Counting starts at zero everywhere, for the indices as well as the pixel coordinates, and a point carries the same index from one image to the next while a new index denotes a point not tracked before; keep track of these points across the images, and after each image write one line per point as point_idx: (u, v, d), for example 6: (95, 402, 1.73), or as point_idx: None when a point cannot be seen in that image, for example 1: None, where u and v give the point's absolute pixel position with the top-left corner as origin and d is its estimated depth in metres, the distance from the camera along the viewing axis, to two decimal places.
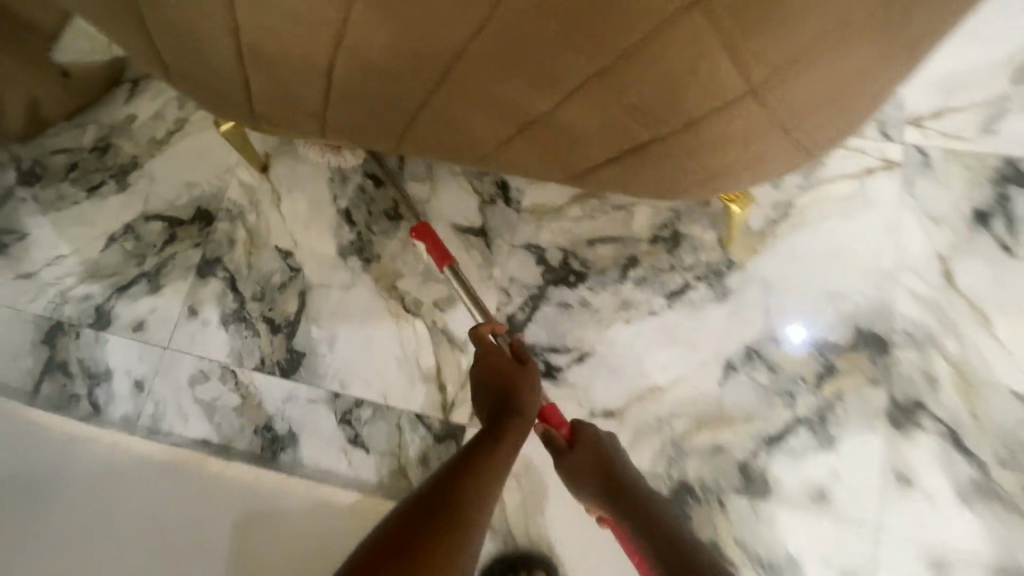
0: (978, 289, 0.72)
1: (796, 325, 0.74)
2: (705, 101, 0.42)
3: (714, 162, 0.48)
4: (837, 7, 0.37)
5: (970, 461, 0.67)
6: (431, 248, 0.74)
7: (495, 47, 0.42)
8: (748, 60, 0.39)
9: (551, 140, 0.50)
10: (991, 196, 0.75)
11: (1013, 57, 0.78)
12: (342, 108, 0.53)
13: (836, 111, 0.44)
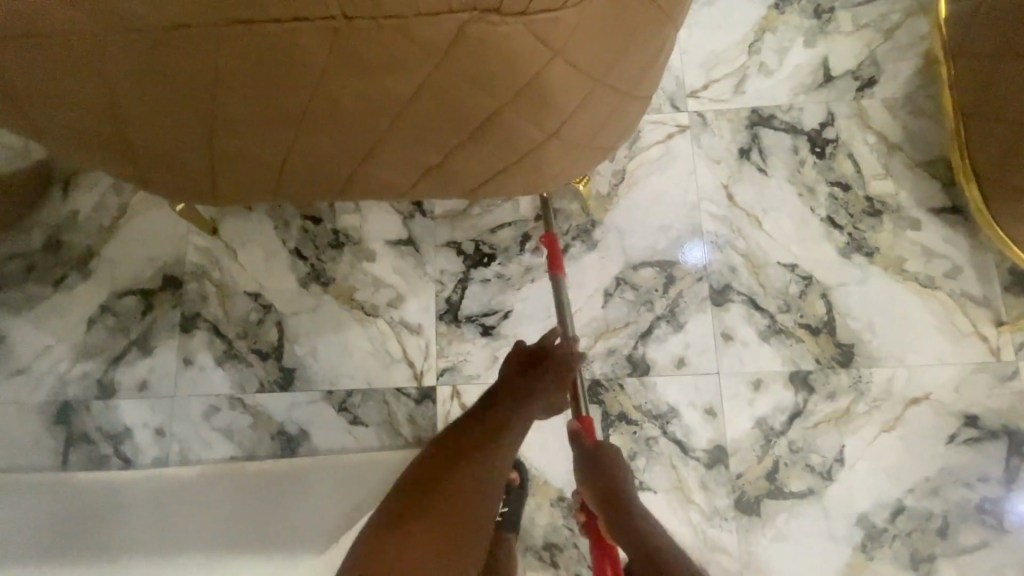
0: (750, 202, 1.07)
1: (698, 245, 1.06)
2: (528, 146, 0.69)
3: (548, 170, 0.75)
4: (584, 95, 0.62)
5: (763, 315, 1.03)
6: (550, 254, 0.90)
7: (392, 139, 0.66)
8: (544, 127, 0.65)
9: (445, 178, 0.75)
10: (748, 136, 1.10)
11: (743, 38, 1.14)
12: (295, 181, 0.76)
13: (609, 130, 0.72)
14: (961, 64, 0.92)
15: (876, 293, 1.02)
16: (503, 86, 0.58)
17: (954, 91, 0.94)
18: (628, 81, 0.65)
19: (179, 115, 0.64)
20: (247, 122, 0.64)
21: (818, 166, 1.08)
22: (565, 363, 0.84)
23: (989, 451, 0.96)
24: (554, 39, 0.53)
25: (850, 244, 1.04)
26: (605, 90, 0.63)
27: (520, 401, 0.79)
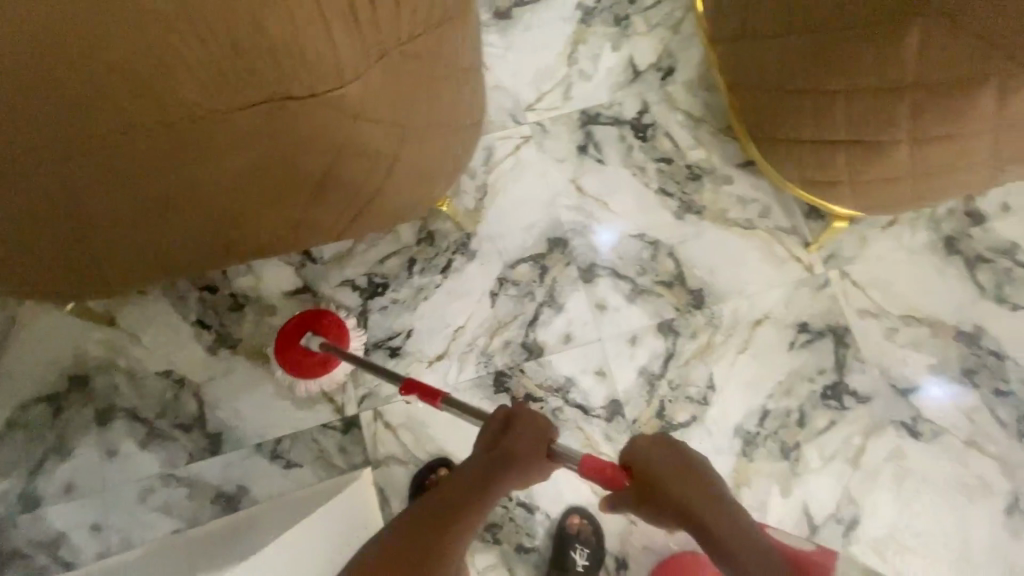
0: (596, 189, 1.25)
1: (609, 232, 1.22)
2: (373, 187, 0.80)
3: (400, 200, 0.87)
4: (399, 135, 0.74)
5: (625, 281, 1.20)
6: (420, 394, 0.91)
7: (252, 207, 0.76)
8: (380, 168, 0.77)
9: (313, 230, 0.86)
10: (582, 135, 1.28)
11: (562, 52, 1.32)
12: (176, 262, 0.84)
13: (438, 155, 0.85)
14: (725, 39, 1.06)
15: (711, 242, 1.22)
16: (328, 142, 0.68)
17: (718, 64, 1.11)
18: (435, 115, 0.78)
19: (47, 229, 0.71)
20: (111, 219, 0.71)
21: (644, 148, 1.27)
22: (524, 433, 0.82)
23: (821, 348, 1.18)
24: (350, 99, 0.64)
25: (682, 206, 1.24)
26: (416, 128, 0.76)
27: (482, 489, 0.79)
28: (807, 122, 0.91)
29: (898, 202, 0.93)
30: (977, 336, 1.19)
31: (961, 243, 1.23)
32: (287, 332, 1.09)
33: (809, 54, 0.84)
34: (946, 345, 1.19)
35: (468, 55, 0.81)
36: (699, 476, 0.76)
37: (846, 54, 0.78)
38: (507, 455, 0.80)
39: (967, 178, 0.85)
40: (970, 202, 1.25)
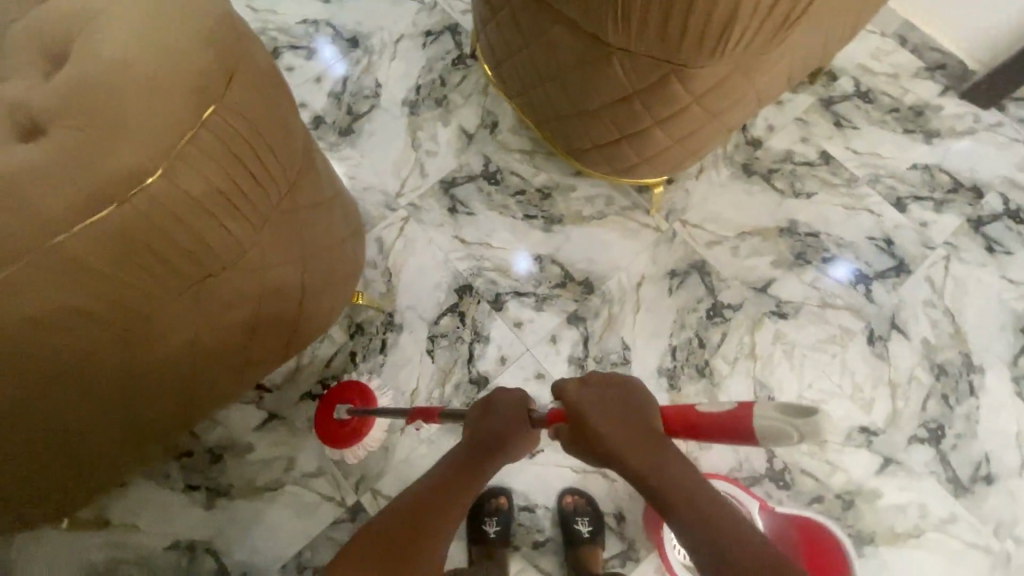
0: (477, 236, 1.50)
1: (524, 261, 1.48)
2: (297, 309, 1.03)
3: (318, 306, 1.10)
4: (303, 267, 0.97)
5: (528, 296, 1.45)
6: (422, 415, 1.10)
7: (217, 369, 0.95)
8: (296, 295, 0.99)
9: (263, 359, 1.06)
10: (448, 199, 1.54)
11: (405, 144, 1.60)
12: (162, 433, 1.00)
13: (335, 264, 1.08)
14: (516, 91, 1.34)
15: (580, 240, 1.50)
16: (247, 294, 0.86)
17: (521, 110, 1.39)
18: (323, 242, 1.01)
19: (62, 467, 0.84)
20: (108, 431, 0.85)
21: (499, 189, 1.55)
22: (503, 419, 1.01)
23: (693, 283, 1.47)
24: (255, 260, 0.83)
25: (547, 222, 1.52)
26: (313, 256, 0.99)
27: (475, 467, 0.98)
28: (595, 130, 1.20)
29: (689, 156, 1.23)
30: (794, 227, 1.54)
31: (753, 166, 1.60)
32: (321, 411, 1.27)
33: (574, 85, 1.12)
34: (776, 242, 1.52)
35: (329, 185, 1.01)
36: (634, 414, 0.88)
37: (595, 83, 1.07)
38: (492, 439, 1.00)
39: (721, 128, 1.15)
40: (745, 135, 1.63)
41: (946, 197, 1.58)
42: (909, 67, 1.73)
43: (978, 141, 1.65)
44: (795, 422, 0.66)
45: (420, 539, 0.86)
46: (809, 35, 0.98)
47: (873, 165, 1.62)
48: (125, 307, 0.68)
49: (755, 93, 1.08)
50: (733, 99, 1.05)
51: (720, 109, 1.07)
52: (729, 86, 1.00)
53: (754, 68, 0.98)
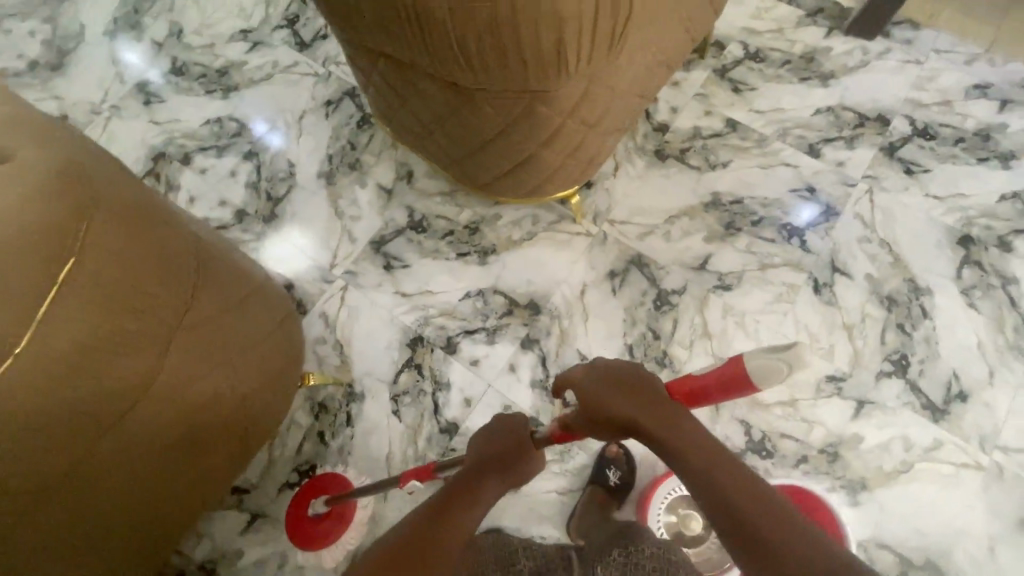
0: (417, 286, 1.52)
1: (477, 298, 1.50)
2: (237, 401, 1.05)
3: (260, 393, 1.13)
4: (230, 362, 1.00)
5: (479, 332, 1.46)
6: (417, 475, 1.13)
7: (168, 478, 0.97)
8: (232, 389, 1.02)
9: (218, 458, 1.08)
10: (381, 257, 1.56)
11: (329, 215, 1.63)
12: (128, 552, 1.01)
13: (265, 351, 1.11)
14: (409, 139, 1.36)
15: (516, 264, 1.52)
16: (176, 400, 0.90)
17: (420, 154, 1.41)
18: (244, 333, 1.05)
19: None
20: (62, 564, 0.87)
21: (429, 235, 1.57)
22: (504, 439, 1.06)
23: (634, 279, 1.49)
24: (171, 368, 0.86)
25: (481, 255, 1.54)
26: (238, 349, 1.02)
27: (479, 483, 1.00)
28: (487, 163, 1.23)
29: (584, 168, 1.29)
30: (718, 199, 1.56)
31: (665, 150, 1.63)
32: (296, 513, 1.29)
33: (454, 126, 1.15)
34: (705, 218, 1.54)
35: (238, 280, 1.05)
36: (640, 391, 0.87)
37: (469, 121, 1.10)
38: (494, 456, 1.05)
39: (604, 137, 1.21)
40: (651, 122, 1.67)
41: (855, 133, 1.62)
42: (790, 19, 1.78)
43: (872, 72, 1.69)
44: (778, 356, 0.65)
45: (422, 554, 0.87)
46: (655, 41, 1.05)
47: (779, 119, 1.66)
48: (40, 447, 0.70)
49: (624, 102, 1.14)
50: (605, 111, 1.11)
51: (595, 123, 1.13)
52: (596, 102, 1.06)
53: (612, 83, 1.04)
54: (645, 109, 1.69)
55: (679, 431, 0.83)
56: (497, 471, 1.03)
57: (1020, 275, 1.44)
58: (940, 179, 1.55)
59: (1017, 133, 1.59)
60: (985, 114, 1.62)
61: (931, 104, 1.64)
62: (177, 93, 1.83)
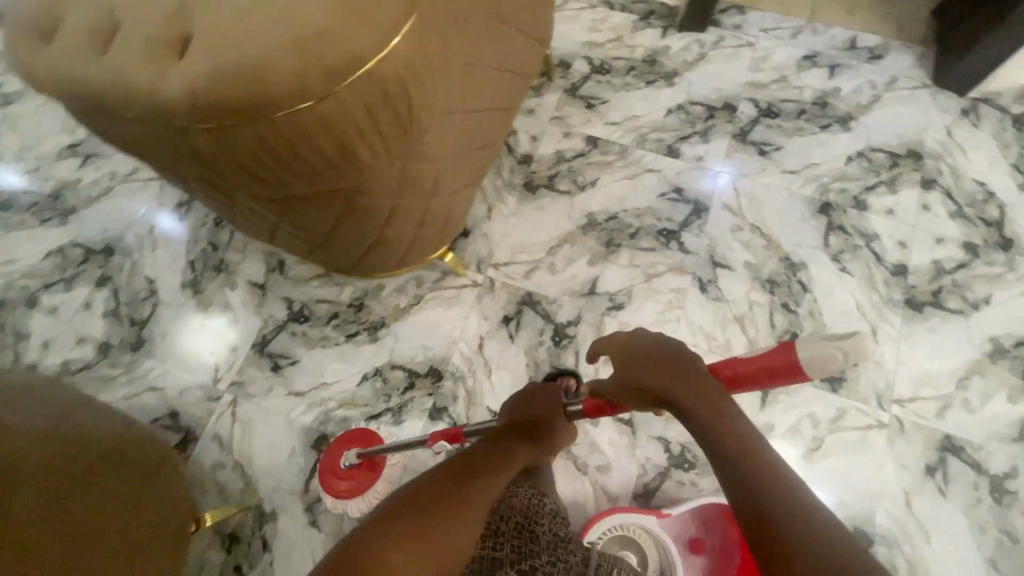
0: (311, 380, 1.44)
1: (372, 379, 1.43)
2: (115, 552, 0.93)
3: (140, 539, 1.00)
4: (84, 513, 0.89)
5: (384, 414, 1.40)
6: (446, 438, 1.13)
7: None
8: (102, 540, 0.91)
9: None
10: (267, 359, 1.47)
11: (202, 327, 1.52)
12: None
13: (129, 494, 1.00)
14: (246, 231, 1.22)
15: (409, 333, 1.47)
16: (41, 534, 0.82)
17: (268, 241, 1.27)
18: (98, 477, 0.95)
19: None
20: None
21: (312, 323, 1.49)
22: (536, 404, 1.11)
23: (528, 320, 1.47)
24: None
25: (371, 331, 1.48)
26: (93, 496, 0.92)
27: (509, 443, 1.03)
28: (332, 245, 1.13)
29: (449, 227, 1.29)
30: (593, 220, 1.57)
31: (534, 181, 1.62)
32: (328, 463, 1.29)
33: (284, 219, 1.04)
34: (584, 241, 1.54)
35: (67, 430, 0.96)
36: (679, 365, 0.81)
37: (299, 215, 1.01)
38: (524, 421, 1.09)
39: (456, 194, 1.23)
40: (514, 156, 1.66)
41: (708, 126, 1.66)
42: (626, 26, 1.82)
43: (711, 63, 1.75)
44: (838, 344, 0.62)
45: (439, 505, 0.83)
46: (473, 101, 1.06)
47: (635, 126, 1.68)
48: None
49: (464, 160, 1.16)
50: (448, 178, 1.12)
51: (444, 190, 1.14)
52: (438, 176, 1.07)
53: (447, 155, 1.05)
54: (506, 143, 1.67)
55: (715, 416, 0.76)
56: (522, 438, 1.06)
57: (879, 230, 1.51)
58: (792, 153, 1.61)
59: (849, 95, 1.68)
60: (819, 82, 1.70)
61: (770, 83, 1.71)
62: (8, 230, 1.66)
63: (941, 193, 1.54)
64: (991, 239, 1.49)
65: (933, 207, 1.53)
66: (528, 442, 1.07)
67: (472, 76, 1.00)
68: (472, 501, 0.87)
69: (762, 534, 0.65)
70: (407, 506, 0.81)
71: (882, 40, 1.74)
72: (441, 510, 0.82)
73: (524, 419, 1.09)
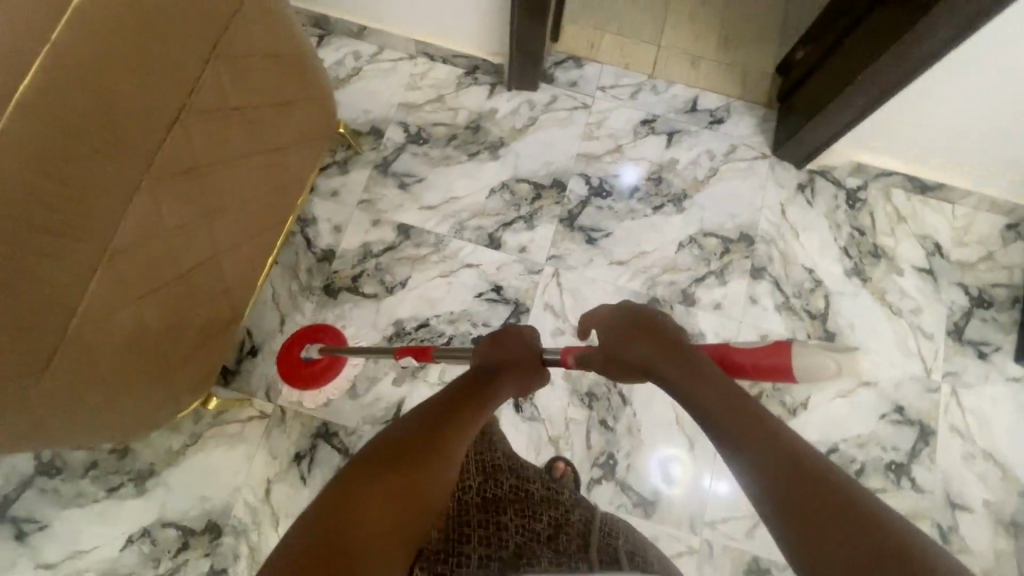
0: (64, 549, 1.24)
1: (138, 540, 1.25)
2: None
3: None
4: None
5: None
6: (414, 354, 1.10)
7: None
8: None
9: None
10: (8, 525, 1.24)
11: None
12: None
13: None
14: None
15: (185, 481, 1.29)
16: None
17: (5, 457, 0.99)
18: None
19: None
20: None
21: (66, 476, 1.28)
22: (522, 346, 0.98)
23: (322, 456, 1.31)
24: None
25: (138, 483, 1.28)
26: None
27: (493, 383, 0.92)
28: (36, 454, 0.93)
29: (212, 360, 1.14)
30: (401, 328, 1.39)
31: (335, 283, 1.42)
32: (290, 348, 1.33)
33: None
34: (389, 356, 1.37)
35: None
36: (667, 338, 0.86)
37: None
38: (503, 359, 0.96)
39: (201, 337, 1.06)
40: (313, 252, 1.44)
41: (533, 209, 1.49)
42: (448, 82, 1.59)
43: (540, 130, 1.56)
44: (836, 356, 0.63)
45: (419, 457, 0.74)
46: (162, 263, 0.88)
47: (455, 210, 1.48)
48: None
49: (189, 310, 0.99)
50: (163, 342, 0.96)
51: (165, 352, 0.98)
52: (133, 355, 0.91)
53: (134, 335, 0.89)
54: (304, 236, 1.45)
55: (709, 381, 0.77)
56: (509, 378, 0.95)
57: (705, 328, 1.42)
58: (621, 240, 1.48)
59: (686, 168, 1.54)
60: (655, 152, 1.55)
61: (603, 153, 1.54)
62: None
63: (769, 282, 1.45)
64: (815, 333, 1.42)
65: (761, 299, 1.44)
66: (507, 384, 0.95)
67: (130, 255, 0.81)
68: (451, 442, 0.79)
69: (780, 481, 0.61)
70: (387, 453, 0.73)
71: (724, 100, 1.60)
72: (421, 459, 0.74)
73: (505, 354, 0.97)
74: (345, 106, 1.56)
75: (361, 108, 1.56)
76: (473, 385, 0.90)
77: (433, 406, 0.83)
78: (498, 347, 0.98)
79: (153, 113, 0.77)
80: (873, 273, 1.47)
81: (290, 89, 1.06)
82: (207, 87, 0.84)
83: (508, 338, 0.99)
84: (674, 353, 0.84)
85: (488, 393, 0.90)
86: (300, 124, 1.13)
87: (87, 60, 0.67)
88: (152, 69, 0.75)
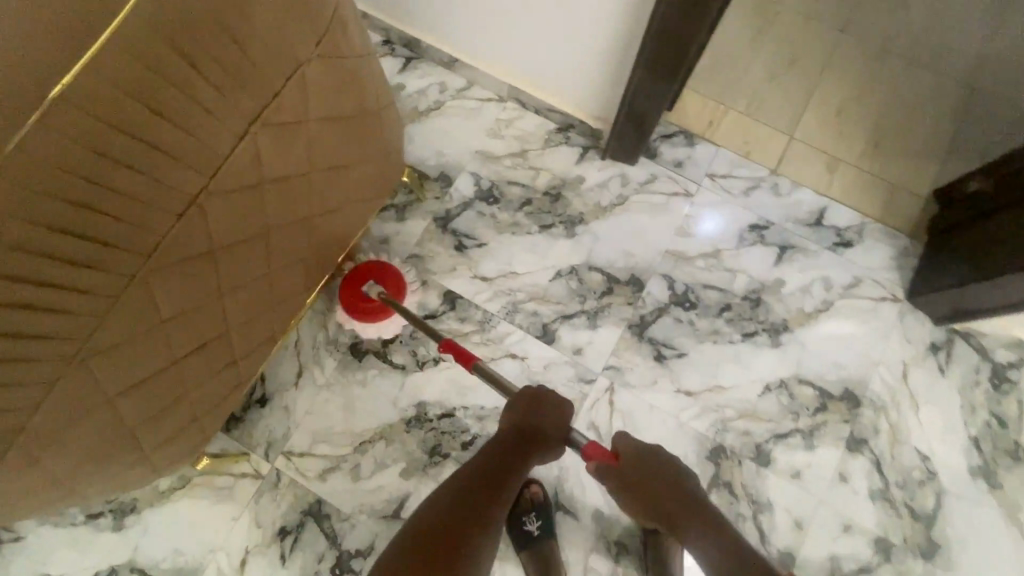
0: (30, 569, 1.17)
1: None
2: None
3: None
4: None
5: None
6: (457, 356, 1.04)
7: None
8: None
9: None
10: None
11: None
12: None
13: None
14: None
15: (163, 527, 1.19)
16: None
17: None
18: None
19: None
20: None
21: None
22: (548, 419, 0.98)
23: (307, 539, 1.17)
24: None
25: (117, 516, 1.19)
26: None
27: (522, 462, 0.95)
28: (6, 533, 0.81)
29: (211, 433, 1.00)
30: (423, 413, 1.23)
31: (363, 344, 1.27)
32: (357, 270, 1.18)
33: None
34: (403, 441, 1.22)
35: None
36: (684, 492, 0.93)
37: None
38: (531, 432, 0.97)
39: (202, 412, 0.91)
40: None
41: (601, 305, 1.28)
42: (536, 136, 1.40)
43: (629, 212, 1.34)
44: None
45: (451, 551, 0.81)
46: (163, 350, 0.73)
47: (511, 287, 1.29)
48: None
49: (184, 393, 0.83)
50: (146, 434, 0.80)
51: (150, 441, 0.82)
52: (103, 454, 0.75)
53: (108, 433, 0.73)
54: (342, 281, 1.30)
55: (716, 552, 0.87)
56: (535, 453, 0.96)
57: (775, 498, 1.17)
58: (696, 365, 1.24)
59: (794, 294, 1.28)
60: (760, 266, 1.30)
61: (697, 255, 1.30)
62: None
63: (868, 460, 1.18)
64: (914, 539, 1.14)
65: (852, 479, 1.17)
66: (537, 455, 0.97)
67: (112, 358, 0.65)
68: (484, 529, 0.86)
69: None
70: (420, 545, 0.82)
71: (858, 220, 1.32)
72: (453, 553, 0.81)
73: (536, 424, 0.97)
74: (418, 142, 1.39)
75: (435, 148, 1.39)
76: (502, 462, 0.94)
77: (472, 481, 0.92)
78: (525, 423, 0.97)
79: (162, 198, 0.61)
80: (1007, 481, 1.17)
81: (346, 151, 0.89)
82: (237, 162, 0.67)
83: (541, 404, 0.99)
84: (688, 505, 0.91)
85: (515, 472, 0.94)
86: (352, 184, 0.96)
87: (88, 149, 0.51)
88: (170, 149, 0.59)
